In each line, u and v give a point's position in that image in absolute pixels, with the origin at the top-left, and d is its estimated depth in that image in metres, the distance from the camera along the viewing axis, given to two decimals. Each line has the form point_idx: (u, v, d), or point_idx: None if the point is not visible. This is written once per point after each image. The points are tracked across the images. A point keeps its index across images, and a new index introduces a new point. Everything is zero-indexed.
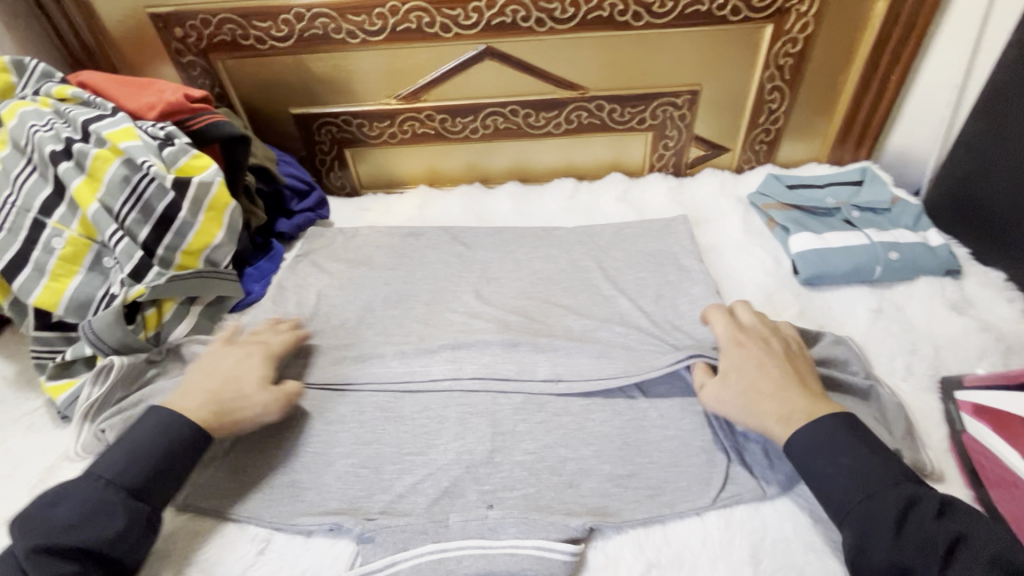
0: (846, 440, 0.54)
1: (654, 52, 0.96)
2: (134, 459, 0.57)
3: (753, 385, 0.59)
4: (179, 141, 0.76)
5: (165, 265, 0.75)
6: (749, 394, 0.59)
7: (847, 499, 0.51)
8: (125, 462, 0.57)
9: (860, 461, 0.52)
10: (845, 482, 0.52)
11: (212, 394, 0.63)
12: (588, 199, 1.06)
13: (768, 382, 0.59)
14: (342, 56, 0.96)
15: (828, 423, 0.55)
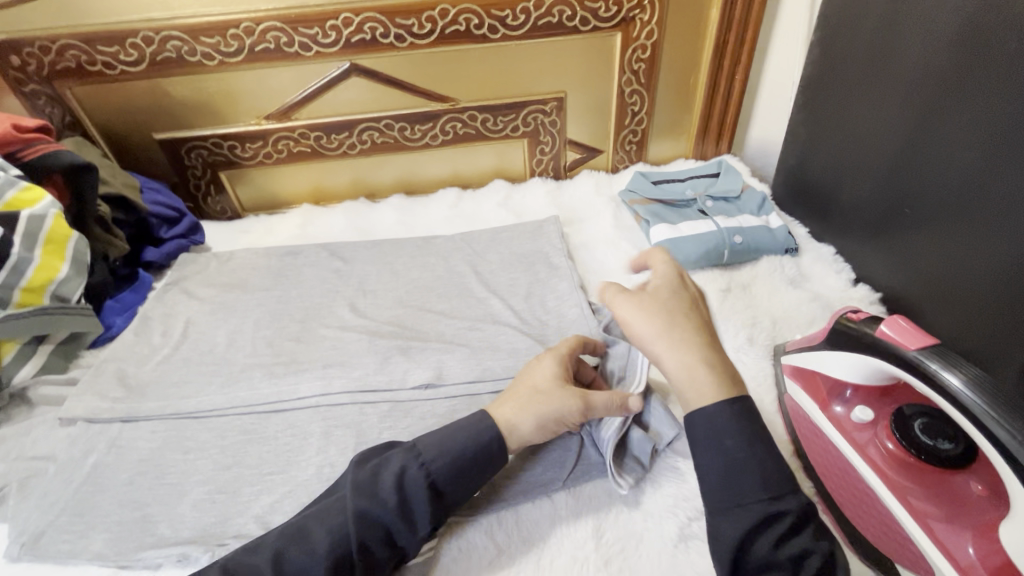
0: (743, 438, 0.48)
1: (516, 63, 1.01)
2: (449, 456, 0.55)
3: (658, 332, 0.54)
4: (6, 174, 0.73)
5: (1, 305, 0.69)
6: (657, 341, 0.53)
7: (726, 497, 0.47)
8: (452, 461, 0.55)
9: (769, 465, 0.47)
10: (755, 478, 0.46)
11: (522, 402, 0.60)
12: (471, 206, 1.09)
13: (679, 334, 0.53)
14: (202, 79, 0.94)
15: (726, 411, 0.49)
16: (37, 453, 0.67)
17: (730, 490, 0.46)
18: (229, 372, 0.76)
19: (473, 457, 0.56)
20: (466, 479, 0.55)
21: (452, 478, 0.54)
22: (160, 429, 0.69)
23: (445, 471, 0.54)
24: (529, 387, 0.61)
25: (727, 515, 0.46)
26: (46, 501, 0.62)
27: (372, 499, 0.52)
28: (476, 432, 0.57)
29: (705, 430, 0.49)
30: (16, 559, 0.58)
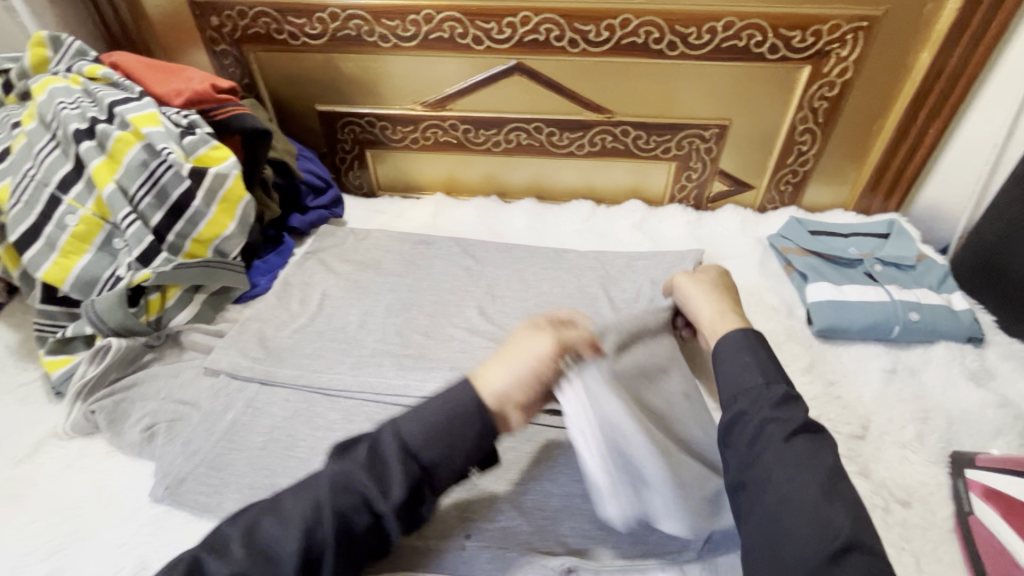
0: (800, 423, 0.53)
1: (685, 85, 0.95)
2: (423, 423, 0.52)
3: (710, 309, 0.69)
4: (201, 131, 0.76)
5: (174, 251, 0.75)
6: (710, 314, 0.69)
7: (749, 384, 0.57)
8: (431, 426, 0.52)
9: (767, 362, 0.58)
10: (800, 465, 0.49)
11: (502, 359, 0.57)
12: (604, 223, 1.04)
13: (716, 307, 0.69)
14: (372, 59, 0.96)
15: (749, 364, 0.58)
16: (183, 398, 0.71)
17: (748, 380, 0.57)
18: (360, 355, 0.76)
19: (459, 429, 0.52)
20: (449, 442, 0.51)
21: (462, 457, 0.52)
22: (292, 399, 0.71)
23: (421, 435, 0.51)
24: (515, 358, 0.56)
25: (743, 395, 0.56)
26: (186, 448, 0.65)
27: (375, 474, 0.50)
28: (461, 403, 0.53)
29: (724, 350, 0.61)
30: (156, 501, 0.61)
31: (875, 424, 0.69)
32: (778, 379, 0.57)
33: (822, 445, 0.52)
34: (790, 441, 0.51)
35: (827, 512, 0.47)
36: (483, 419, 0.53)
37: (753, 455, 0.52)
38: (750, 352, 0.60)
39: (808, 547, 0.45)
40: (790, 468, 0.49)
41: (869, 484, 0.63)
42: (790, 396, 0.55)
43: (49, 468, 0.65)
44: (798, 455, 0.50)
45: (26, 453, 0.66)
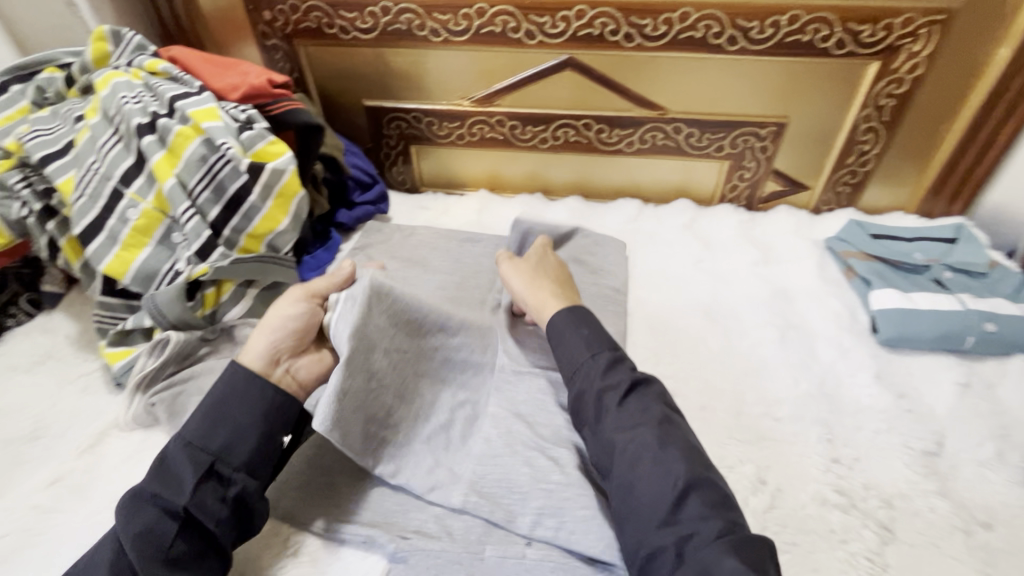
0: (624, 381, 0.60)
1: (743, 81, 0.92)
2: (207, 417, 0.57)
3: (521, 294, 0.72)
4: (258, 126, 0.76)
5: (230, 246, 0.75)
6: (522, 296, 0.71)
7: (580, 351, 0.63)
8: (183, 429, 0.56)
9: (591, 335, 0.64)
10: (643, 429, 0.56)
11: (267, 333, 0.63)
12: (652, 223, 1.02)
13: (529, 293, 0.71)
14: (422, 54, 0.95)
15: (576, 342, 0.63)
16: None
17: (577, 350, 0.63)
18: None
19: (234, 417, 0.57)
20: (238, 429, 0.57)
21: (243, 450, 0.56)
22: None
23: (195, 434, 0.56)
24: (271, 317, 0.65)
25: (585, 364, 0.62)
26: None
27: (167, 482, 0.53)
28: (237, 394, 0.58)
29: (554, 329, 0.65)
30: None
31: (949, 440, 0.66)
32: (612, 346, 0.63)
33: (646, 400, 0.58)
34: (623, 405, 0.58)
35: (670, 466, 0.52)
36: (258, 407, 0.58)
37: (597, 422, 0.58)
38: (586, 329, 0.64)
39: (660, 499, 0.51)
40: (636, 428, 0.56)
41: (947, 504, 0.60)
42: (617, 361, 0.62)
43: (110, 460, 0.64)
44: (627, 418, 0.57)
45: (89, 444, 0.65)
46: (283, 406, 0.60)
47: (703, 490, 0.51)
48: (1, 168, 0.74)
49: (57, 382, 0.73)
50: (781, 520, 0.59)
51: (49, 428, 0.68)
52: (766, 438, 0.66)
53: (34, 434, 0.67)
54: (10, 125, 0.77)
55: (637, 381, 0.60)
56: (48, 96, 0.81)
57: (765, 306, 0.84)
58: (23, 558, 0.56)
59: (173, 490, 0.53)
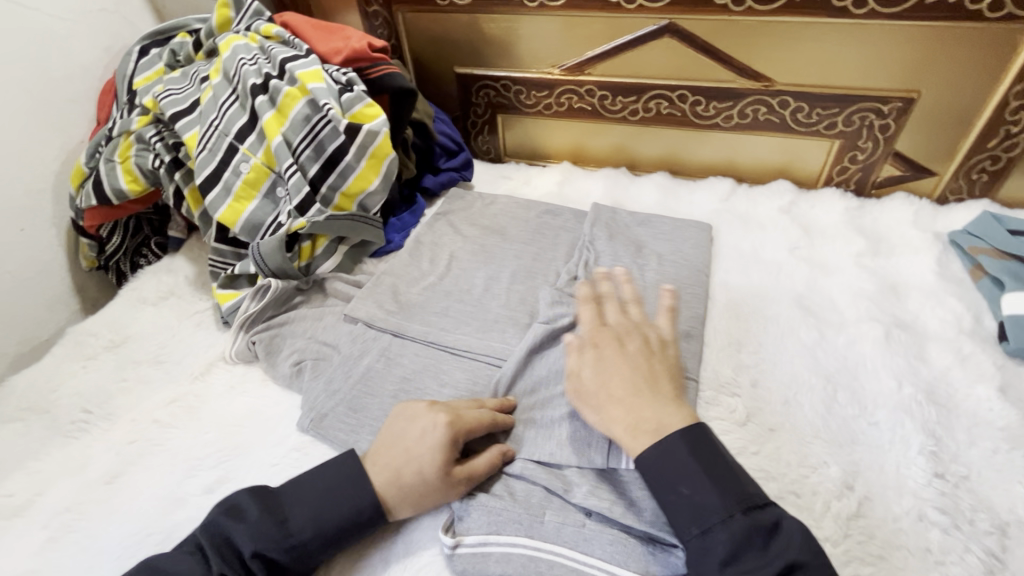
0: (760, 565, 0.46)
1: (868, 50, 0.82)
2: (314, 514, 0.54)
3: (605, 390, 0.58)
4: (358, 89, 0.79)
5: (325, 204, 0.80)
6: (600, 397, 0.58)
7: (687, 520, 0.50)
8: (326, 533, 0.53)
9: (709, 491, 0.50)
10: None
11: (397, 479, 0.56)
12: (745, 204, 0.95)
13: (620, 388, 0.58)
14: (516, 19, 0.94)
15: (709, 496, 0.50)
16: (327, 339, 0.75)
17: (687, 510, 0.50)
18: (486, 319, 0.76)
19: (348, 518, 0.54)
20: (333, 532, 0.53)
21: (321, 543, 0.53)
22: (422, 354, 0.73)
23: (247, 525, 0.52)
24: (403, 448, 0.57)
25: (692, 544, 0.49)
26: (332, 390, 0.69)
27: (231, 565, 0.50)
28: (349, 500, 0.54)
29: (653, 470, 0.53)
30: (302, 430, 0.66)
31: None
32: (733, 507, 0.49)
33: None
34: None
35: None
36: (365, 503, 0.54)
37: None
38: (690, 467, 0.51)
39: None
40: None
41: None
42: (747, 535, 0.47)
43: (217, 388, 0.72)
44: None
45: (200, 371, 0.73)
46: (368, 516, 0.54)
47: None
48: (141, 124, 0.84)
49: (177, 316, 0.82)
50: (867, 529, 0.54)
51: (170, 354, 0.76)
52: (857, 442, 0.61)
53: (158, 358, 0.76)
54: (149, 86, 0.87)
55: (784, 568, 0.45)
56: (180, 59, 0.90)
57: (870, 301, 0.76)
58: (146, 463, 0.64)
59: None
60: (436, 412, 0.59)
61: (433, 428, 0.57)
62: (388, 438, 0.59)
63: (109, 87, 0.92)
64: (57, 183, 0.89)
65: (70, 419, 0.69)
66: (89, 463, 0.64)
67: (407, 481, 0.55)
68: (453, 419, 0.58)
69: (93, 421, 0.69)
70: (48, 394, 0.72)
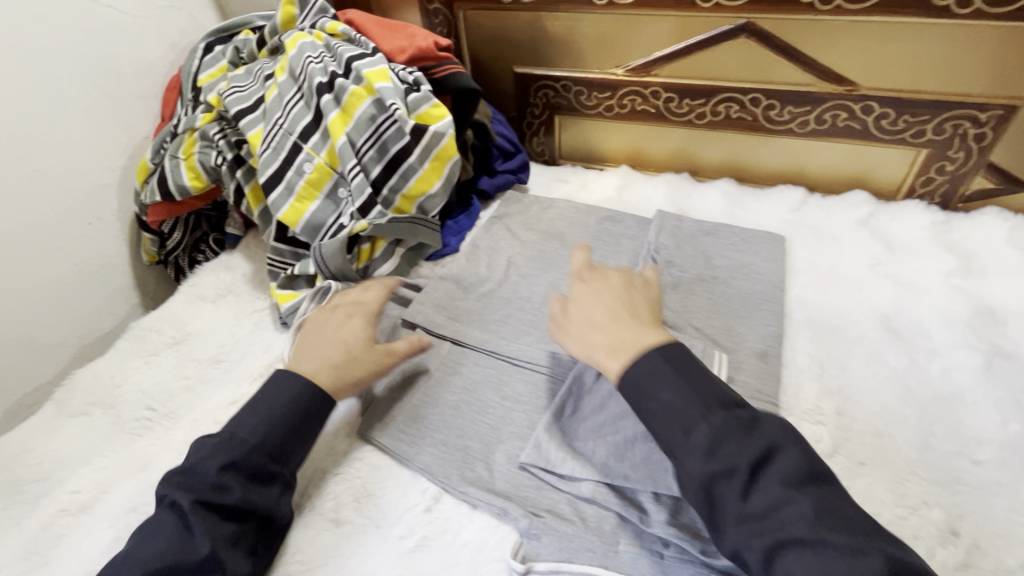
0: (749, 457, 0.44)
1: (968, 53, 0.76)
2: (255, 416, 0.57)
3: (586, 318, 0.58)
4: (424, 89, 0.77)
5: (386, 206, 0.78)
6: (581, 326, 0.58)
7: (669, 426, 0.47)
8: (278, 431, 0.56)
9: (687, 392, 0.48)
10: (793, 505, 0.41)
11: (337, 360, 0.63)
12: (819, 215, 0.90)
13: (600, 314, 0.57)
14: (581, 18, 0.90)
15: (695, 399, 0.47)
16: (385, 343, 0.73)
17: (667, 416, 0.48)
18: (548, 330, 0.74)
19: (284, 416, 0.58)
20: (272, 424, 0.56)
21: (278, 439, 0.56)
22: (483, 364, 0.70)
23: (209, 449, 0.54)
24: (331, 340, 0.65)
25: (678, 446, 0.46)
26: (392, 397, 0.67)
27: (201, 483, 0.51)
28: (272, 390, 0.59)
29: (632, 383, 0.50)
30: (364, 438, 0.65)
31: None
32: (712, 404, 0.47)
33: (770, 485, 0.43)
34: (749, 499, 0.43)
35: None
36: (277, 402, 0.58)
37: (715, 521, 0.44)
38: (670, 373, 0.49)
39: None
40: (767, 533, 0.41)
41: None
42: (730, 430, 0.45)
43: None
44: (771, 494, 0.42)
45: (260, 372, 0.73)
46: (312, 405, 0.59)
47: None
48: (205, 121, 0.84)
49: (235, 314, 0.82)
50: None
51: (229, 353, 0.76)
52: (958, 482, 0.56)
53: (218, 357, 0.76)
54: (213, 83, 0.87)
55: (763, 454, 0.44)
56: (243, 56, 0.90)
57: (963, 326, 0.70)
58: None
59: (218, 493, 0.51)
60: (346, 311, 0.69)
61: (353, 320, 0.67)
62: (311, 334, 0.66)
63: (174, 84, 0.93)
64: (122, 178, 0.90)
65: (134, 416, 0.69)
66: (152, 462, 0.64)
67: (343, 362, 0.63)
68: (362, 309, 0.68)
69: (155, 419, 0.69)
70: (113, 389, 0.72)
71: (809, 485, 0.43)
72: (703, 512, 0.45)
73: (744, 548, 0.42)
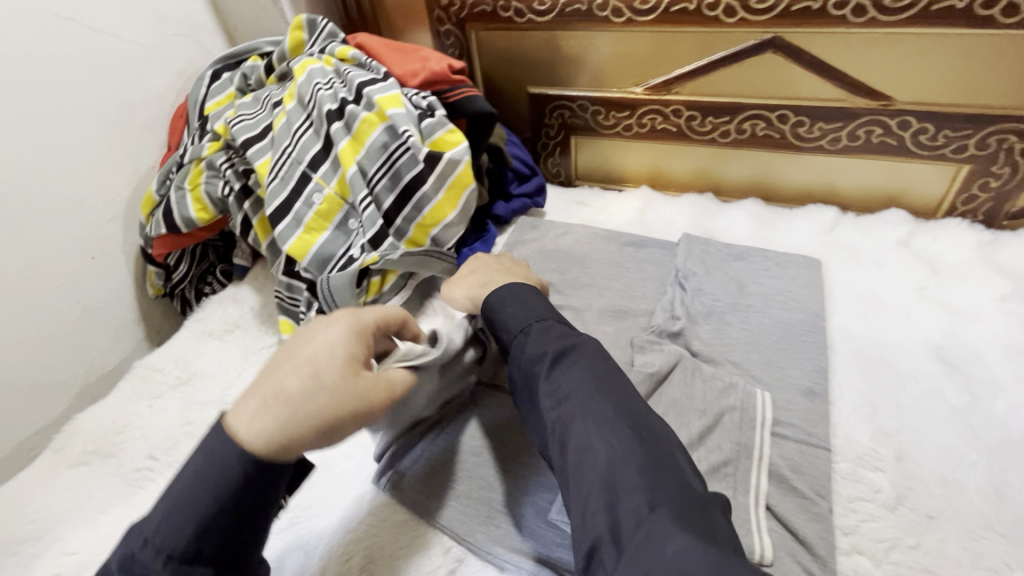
0: (552, 346, 0.53)
1: (1012, 65, 0.72)
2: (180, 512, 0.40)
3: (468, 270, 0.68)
4: (438, 114, 0.74)
5: (399, 236, 0.75)
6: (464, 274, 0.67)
7: (508, 330, 0.57)
8: (194, 521, 0.39)
9: (530, 305, 0.58)
10: (602, 393, 0.49)
11: (356, 398, 0.44)
12: (855, 236, 0.85)
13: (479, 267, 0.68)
14: (599, 36, 0.87)
15: (520, 301, 0.58)
16: None
17: (509, 324, 0.57)
18: None
19: (209, 497, 0.40)
20: (192, 515, 0.39)
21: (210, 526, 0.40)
22: (505, 405, 0.65)
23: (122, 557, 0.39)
24: (295, 356, 0.44)
25: (513, 342, 0.56)
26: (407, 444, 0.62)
27: None
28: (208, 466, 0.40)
29: (496, 300, 0.59)
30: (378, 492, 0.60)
31: None
32: (544, 315, 0.57)
33: (575, 365, 0.51)
34: (551, 378, 0.51)
35: (603, 444, 0.45)
36: (224, 467, 0.40)
37: (529, 392, 0.53)
38: (514, 295, 0.59)
39: (588, 484, 0.44)
40: (561, 402, 0.49)
41: None
42: (545, 329, 0.55)
43: None
44: (574, 381, 0.50)
45: None
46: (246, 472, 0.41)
47: (645, 474, 0.43)
48: (212, 150, 0.81)
49: (242, 352, 0.78)
50: None
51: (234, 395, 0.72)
52: None
53: (224, 400, 0.71)
54: (220, 111, 0.84)
55: (568, 350, 0.53)
56: (250, 83, 0.88)
57: None
58: None
59: None
60: (338, 322, 0.48)
61: (333, 329, 0.47)
62: (292, 352, 0.45)
63: (181, 112, 0.91)
64: (127, 210, 0.88)
65: (135, 466, 0.65)
66: None
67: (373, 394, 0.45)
68: (353, 319, 0.49)
69: (157, 469, 0.64)
70: (113, 436, 0.68)
71: (602, 365, 0.52)
72: (519, 389, 0.54)
73: (544, 417, 0.50)
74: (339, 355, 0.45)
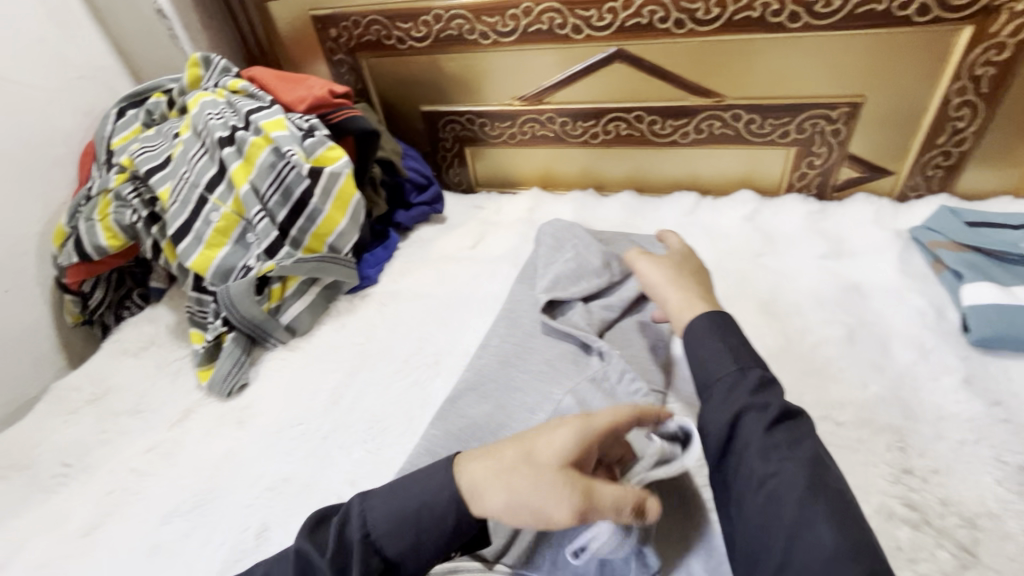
0: (757, 408, 0.50)
1: (807, 61, 0.86)
2: (394, 508, 0.48)
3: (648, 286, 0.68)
4: (319, 133, 0.83)
5: (296, 245, 0.82)
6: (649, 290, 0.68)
7: (723, 364, 0.54)
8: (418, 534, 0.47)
9: (738, 345, 0.55)
10: (784, 454, 0.47)
11: (544, 492, 0.43)
12: (710, 216, 0.97)
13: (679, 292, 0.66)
14: (474, 57, 0.98)
15: (699, 326, 0.58)
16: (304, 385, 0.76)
17: (717, 362, 0.54)
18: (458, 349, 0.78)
19: (424, 523, 0.47)
20: (414, 528, 0.47)
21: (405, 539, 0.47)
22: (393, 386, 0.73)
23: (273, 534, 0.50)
24: (526, 442, 0.47)
25: (725, 380, 0.53)
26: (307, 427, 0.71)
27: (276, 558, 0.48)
28: (428, 483, 0.48)
29: (696, 329, 0.58)
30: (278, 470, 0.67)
31: None
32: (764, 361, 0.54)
33: (800, 436, 0.48)
34: (770, 434, 0.48)
35: (830, 525, 0.43)
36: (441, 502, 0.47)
37: (728, 449, 0.50)
38: (732, 330, 0.56)
39: (812, 568, 0.41)
40: (777, 466, 0.46)
41: None
42: (767, 381, 0.52)
43: (194, 433, 0.72)
44: (781, 445, 0.48)
45: (178, 419, 0.74)
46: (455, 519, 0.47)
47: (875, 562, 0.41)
48: (119, 182, 0.87)
49: (156, 365, 0.83)
50: None
51: (147, 403, 0.78)
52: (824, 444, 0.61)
53: (137, 409, 0.77)
54: (126, 145, 0.91)
55: (790, 414, 0.50)
56: (155, 118, 0.94)
57: (834, 304, 0.77)
58: (123, 513, 0.64)
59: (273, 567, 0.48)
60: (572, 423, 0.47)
61: (566, 429, 0.46)
62: (527, 433, 0.48)
63: (89, 149, 0.96)
64: (40, 244, 0.92)
65: (50, 474, 0.70)
66: (65, 518, 0.65)
67: (507, 463, 0.46)
68: (583, 421, 0.47)
69: (72, 474, 0.70)
70: (29, 451, 0.73)
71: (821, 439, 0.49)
72: (719, 442, 0.50)
73: (746, 473, 0.48)
74: (565, 453, 0.44)
